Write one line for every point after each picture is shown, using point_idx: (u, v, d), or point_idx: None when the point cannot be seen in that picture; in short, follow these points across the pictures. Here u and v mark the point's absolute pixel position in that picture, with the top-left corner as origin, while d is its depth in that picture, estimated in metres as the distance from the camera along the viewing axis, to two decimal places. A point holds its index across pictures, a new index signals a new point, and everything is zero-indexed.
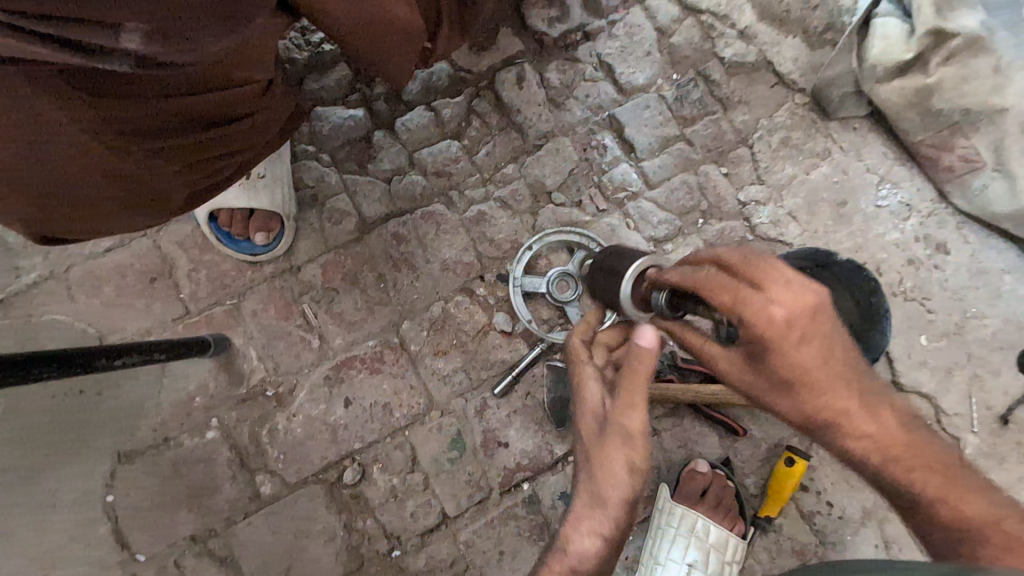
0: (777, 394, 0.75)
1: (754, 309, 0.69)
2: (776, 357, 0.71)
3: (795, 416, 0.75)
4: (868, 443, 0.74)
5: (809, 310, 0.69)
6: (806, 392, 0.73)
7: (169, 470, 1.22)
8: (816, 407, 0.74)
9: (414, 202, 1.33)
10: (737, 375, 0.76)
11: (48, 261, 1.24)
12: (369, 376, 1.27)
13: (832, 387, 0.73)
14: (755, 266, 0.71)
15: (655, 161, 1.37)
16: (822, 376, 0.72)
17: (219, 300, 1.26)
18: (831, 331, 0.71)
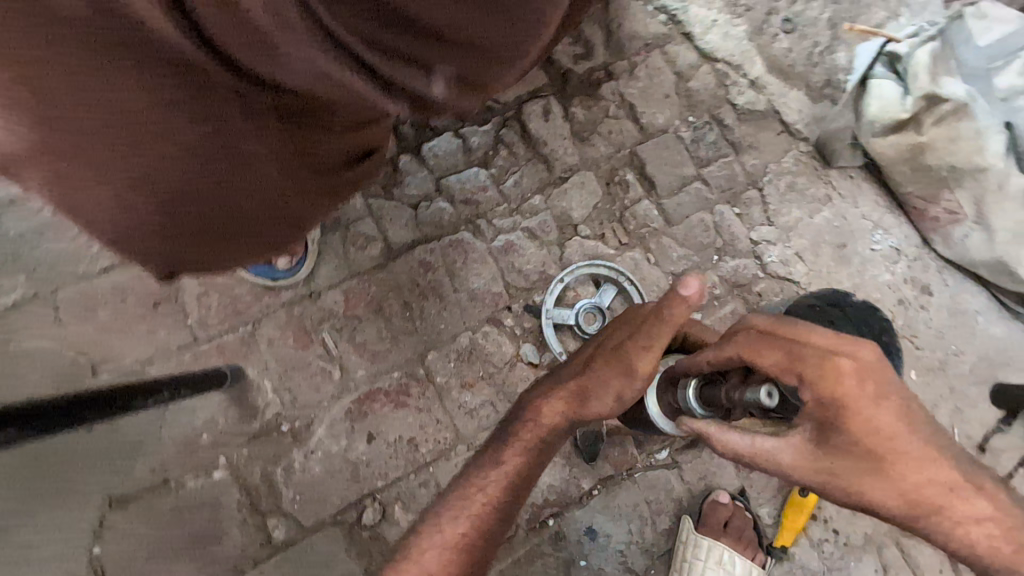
0: (868, 477, 0.70)
1: (820, 361, 0.72)
2: (849, 420, 0.70)
3: (897, 506, 0.69)
4: (993, 528, 0.67)
5: (863, 362, 0.71)
6: (898, 468, 0.69)
7: (168, 516, 1.10)
8: (916, 489, 0.68)
9: (441, 230, 1.30)
10: (819, 454, 0.72)
11: (33, 280, 1.10)
12: (394, 410, 1.21)
13: (921, 463, 0.69)
14: (791, 325, 0.77)
15: (674, 199, 1.42)
16: (910, 448, 0.69)
17: (231, 328, 1.17)
18: (898, 386, 0.71)
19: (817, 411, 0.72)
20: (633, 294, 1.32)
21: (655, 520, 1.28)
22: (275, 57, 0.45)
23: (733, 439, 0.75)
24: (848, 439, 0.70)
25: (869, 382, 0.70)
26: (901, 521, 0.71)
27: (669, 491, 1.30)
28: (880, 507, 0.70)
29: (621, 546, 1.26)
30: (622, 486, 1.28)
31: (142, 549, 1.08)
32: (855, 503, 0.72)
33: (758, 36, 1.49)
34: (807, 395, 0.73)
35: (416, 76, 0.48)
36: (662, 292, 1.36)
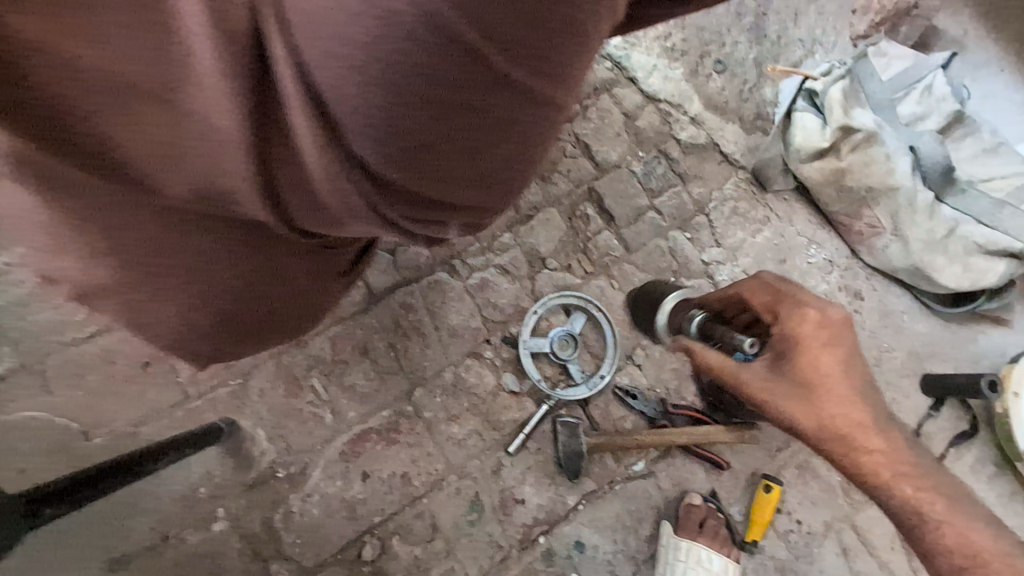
0: (796, 400, 0.89)
1: (793, 302, 0.94)
2: (801, 352, 0.91)
3: (811, 425, 0.89)
4: (880, 457, 0.88)
5: (836, 320, 0.91)
6: (823, 396, 0.88)
7: (170, 572, 1.12)
8: (829, 416, 0.88)
9: (419, 272, 1.38)
10: (764, 379, 0.93)
11: (18, 352, 1.12)
12: (386, 447, 1.27)
13: (845, 400, 0.88)
14: (786, 281, 1.01)
15: (632, 228, 1.55)
16: (841, 386, 0.89)
17: (222, 382, 1.21)
18: (851, 343, 0.91)
19: (778, 347, 0.94)
20: (601, 319, 1.43)
21: (637, 528, 1.38)
22: (338, 227, 0.55)
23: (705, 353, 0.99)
24: (791, 367, 0.91)
25: (825, 330, 0.90)
26: (810, 440, 0.90)
27: (648, 500, 1.40)
28: (797, 429, 0.90)
29: (608, 556, 1.35)
30: (605, 500, 1.37)
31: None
32: (778, 420, 0.91)
33: (693, 77, 1.65)
34: (777, 327, 0.95)
35: (436, 226, 0.58)
36: (627, 315, 1.48)
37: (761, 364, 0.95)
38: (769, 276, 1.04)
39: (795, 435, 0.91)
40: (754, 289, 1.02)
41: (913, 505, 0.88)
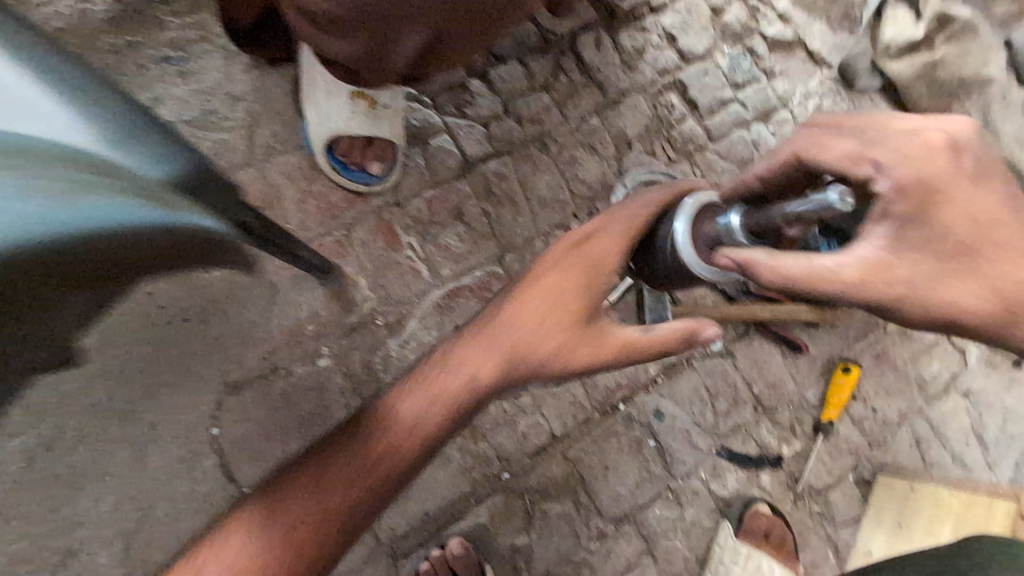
0: (953, 275, 0.81)
1: (896, 142, 0.82)
2: (944, 207, 0.80)
3: (990, 301, 0.83)
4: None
5: (959, 141, 0.82)
6: (990, 258, 0.82)
7: (280, 400, 1.20)
8: (1008, 282, 0.83)
9: (511, 145, 1.42)
10: (899, 254, 0.80)
11: None
12: (478, 304, 1.32)
13: (1011, 258, 0.82)
14: (867, 118, 0.86)
15: (716, 119, 1.56)
16: (1002, 243, 0.82)
17: (329, 231, 1.27)
18: (984, 172, 0.83)
19: (912, 211, 0.80)
20: None
21: (713, 403, 1.41)
22: None
23: (788, 263, 0.78)
24: (922, 235, 0.80)
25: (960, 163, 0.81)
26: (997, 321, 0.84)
27: (725, 377, 1.43)
28: (980, 306, 0.83)
29: (685, 427, 1.38)
30: (683, 373, 1.41)
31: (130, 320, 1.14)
32: (949, 308, 0.82)
33: None
34: (887, 178, 0.80)
35: None
36: None
37: (886, 242, 0.80)
38: (823, 120, 0.89)
39: (977, 319, 0.84)
40: (814, 138, 0.85)
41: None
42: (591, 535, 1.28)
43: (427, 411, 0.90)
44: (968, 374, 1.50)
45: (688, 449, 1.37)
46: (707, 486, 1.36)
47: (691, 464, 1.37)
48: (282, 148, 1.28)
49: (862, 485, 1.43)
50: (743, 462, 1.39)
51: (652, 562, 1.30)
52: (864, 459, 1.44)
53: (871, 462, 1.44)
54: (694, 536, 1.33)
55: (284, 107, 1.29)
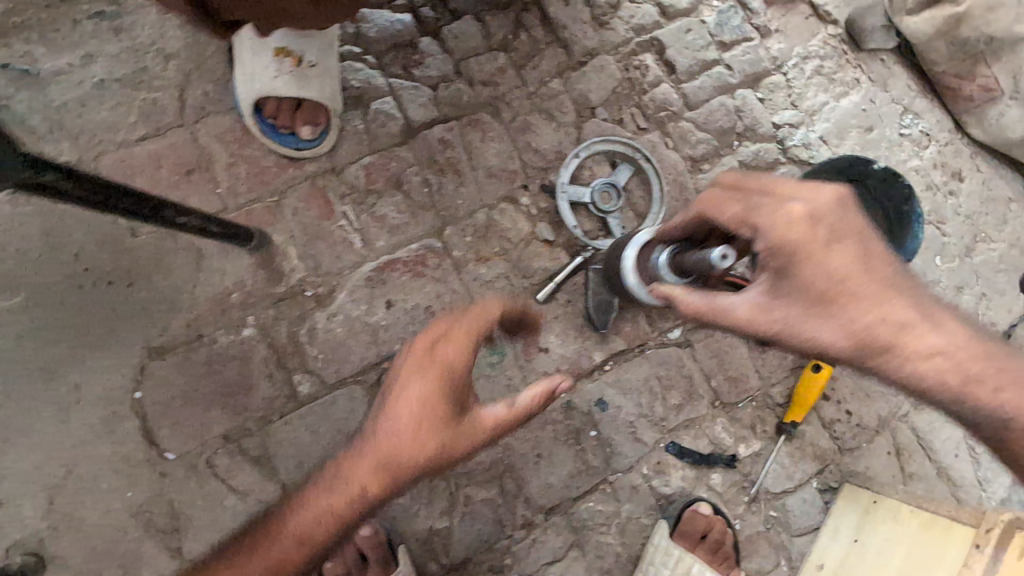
0: (818, 323, 0.71)
1: (771, 208, 0.73)
2: (806, 263, 0.71)
3: (848, 346, 0.71)
4: (943, 362, 0.70)
5: (831, 204, 0.72)
6: (855, 307, 0.70)
7: (202, 367, 1.19)
8: (870, 328, 0.70)
9: (459, 109, 1.32)
10: (769, 303, 0.72)
11: (78, 146, 1.18)
12: (412, 279, 1.26)
13: (873, 305, 0.70)
14: (757, 180, 0.77)
15: (695, 83, 1.40)
16: (861, 288, 0.71)
17: (259, 197, 1.23)
18: (856, 226, 0.72)
19: (777, 265, 0.73)
20: (649, 173, 1.32)
21: (665, 395, 1.31)
22: None
23: (691, 299, 0.76)
24: (785, 285, 0.72)
25: (821, 222, 0.71)
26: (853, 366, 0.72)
27: (681, 369, 1.32)
28: (832, 351, 0.71)
29: (630, 419, 1.30)
30: (634, 362, 1.31)
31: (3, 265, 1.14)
32: (803, 351, 0.72)
33: None
34: (761, 241, 0.73)
35: None
36: (679, 175, 1.36)
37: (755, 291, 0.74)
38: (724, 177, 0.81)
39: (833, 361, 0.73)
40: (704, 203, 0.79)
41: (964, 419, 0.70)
42: (516, 523, 1.23)
43: (409, 450, 0.93)
44: None
45: (631, 442, 1.29)
46: (648, 482, 1.28)
47: (633, 458, 1.29)
48: (214, 109, 1.23)
49: (824, 492, 1.31)
50: (692, 459, 1.30)
51: (581, 556, 1.24)
52: (831, 466, 1.32)
53: (837, 469, 1.32)
54: (629, 534, 1.26)
55: (218, 65, 1.24)
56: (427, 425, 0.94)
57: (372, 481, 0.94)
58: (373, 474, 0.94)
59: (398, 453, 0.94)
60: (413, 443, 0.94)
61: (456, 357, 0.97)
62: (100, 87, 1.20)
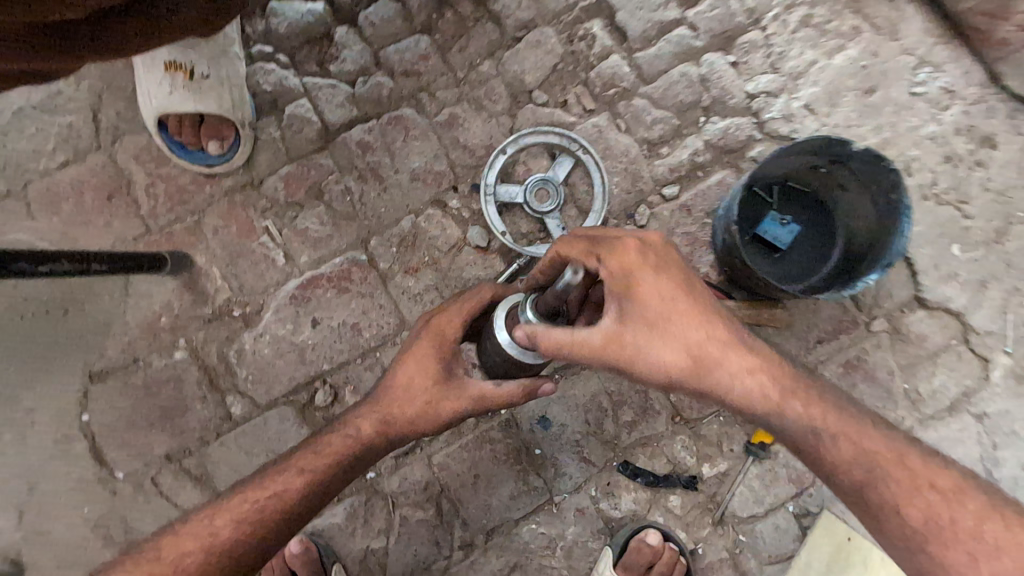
0: (659, 345, 0.77)
1: (611, 244, 0.80)
2: (642, 290, 0.78)
3: (687, 367, 0.77)
4: (762, 382, 0.77)
5: (659, 241, 0.81)
6: (685, 328, 0.77)
7: (140, 390, 1.21)
8: (700, 350, 0.77)
9: (380, 106, 1.21)
10: (619, 327, 0.78)
11: (6, 177, 1.19)
12: (337, 295, 1.20)
13: (702, 329, 0.78)
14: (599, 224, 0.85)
15: (651, 51, 1.19)
16: (691, 315, 0.78)
17: (180, 217, 1.20)
18: (681, 260, 0.81)
19: (617, 291, 0.79)
20: (591, 164, 1.16)
21: (616, 411, 1.19)
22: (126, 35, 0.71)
23: (556, 333, 0.78)
24: (627, 312, 0.78)
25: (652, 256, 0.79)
26: (693, 388, 0.78)
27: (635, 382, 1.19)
28: (674, 374, 0.78)
29: (577, 438, 1.19)
30: (582, 376, 1.20)
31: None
32: (650, 374, 0.78)
33: None
34: (604, 272, 0.80)
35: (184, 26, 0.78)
36: (631, 163, 1.18)
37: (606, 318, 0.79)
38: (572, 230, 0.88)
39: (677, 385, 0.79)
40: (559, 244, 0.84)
41: (802, 437, 0.75)
42: (454, 545, 1.18)
43: (401, 404, 0.87)
44: (984, 393, 1.12)
45: (578, 462, 1.19)
46: (597, 505, 1.19)
47: (580, 479, 1.19)
48: (129, 128, 1.20)
49: (800, 516, 1.18)
50: (648, 480, 1.18)
51: None
52: (809, 489, 1.18)
53: (815, 491, 1.18)
54: (576, 558, 1.18)
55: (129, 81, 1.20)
56: (418, 380, 0.88)
57: (368, 429, 0.87)
58: (364, 419, 0.88)
59: (391, 405, 0.88)
60: (406, 393, 0.88)
61: (450, 322, 0.90)
62: (21, 115, 1.20)
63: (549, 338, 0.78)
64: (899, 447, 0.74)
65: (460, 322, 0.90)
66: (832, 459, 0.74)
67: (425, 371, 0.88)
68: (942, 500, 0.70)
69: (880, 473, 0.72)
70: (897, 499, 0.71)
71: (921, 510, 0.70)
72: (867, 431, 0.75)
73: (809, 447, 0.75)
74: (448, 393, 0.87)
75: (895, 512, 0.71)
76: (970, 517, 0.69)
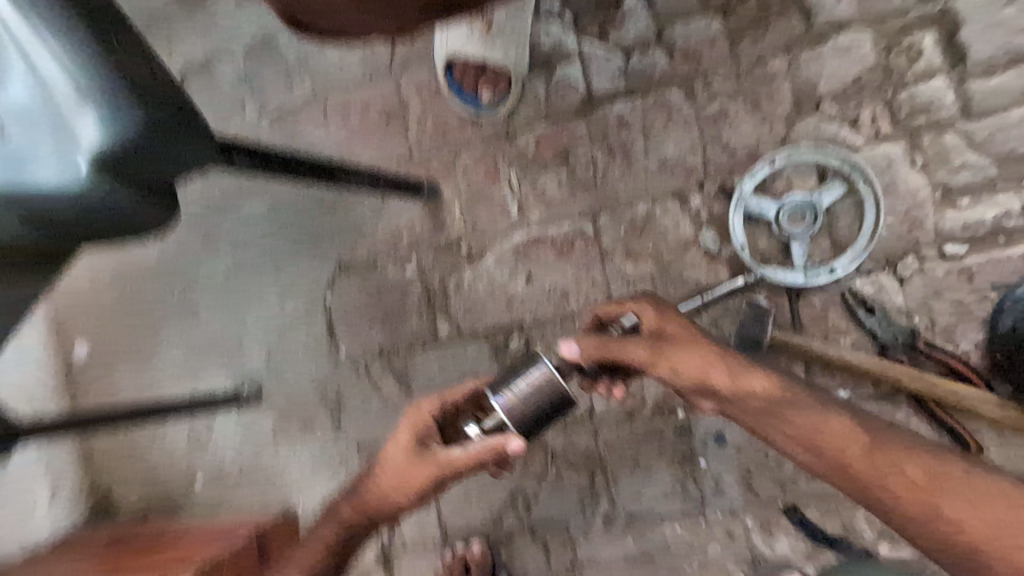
0: (689, 358, 0.87)
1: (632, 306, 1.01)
2: (670, 320, 0.92)
3: (709, 369, 0.87)
4: (766, 383, 0.86)
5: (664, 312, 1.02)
6: (704, 346, 0.89)
7: (373, 289, 1.41)
8: (716, 363, 0.87)
9: (649, 84, 1.18)
10: (656, 337, 0.89)
11: (314, 84, 1.40)
12: (556, 258, 1.26)
13: (714, 350, 0.88)
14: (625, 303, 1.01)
15: (992, 82, 1.01)
16: (702, 339, 0.89)
17: (440, 150, 1.32)
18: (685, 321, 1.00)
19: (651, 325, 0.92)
20: (869, 199, 1.04)
21: None
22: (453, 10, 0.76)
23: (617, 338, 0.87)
24: (661, 332, 0.90)
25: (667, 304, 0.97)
26: (725, 396, 0.87)
27: None
28: (704, 377, 0.87)
29: (750, 465, 1.17)
30: None
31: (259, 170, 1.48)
32: (682, 374, 0.87)
33: None
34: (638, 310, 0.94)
35: None
36: (915, 207, 1.04)
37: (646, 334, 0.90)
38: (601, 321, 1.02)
39: (708, 393, 0.88)
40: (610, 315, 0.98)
41: (801, 428, 0.82)
42: (598, 514, 1.25)
43: (372, 487, 0.92)
44: None
45: (742, 488, 1.18)
46: (750, 535, 1.17)
47: (741, 504, 1.18)
48: (418, 61, 1.33)
49: None
50: (814, 534, 1.13)
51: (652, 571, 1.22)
52: None
53: None
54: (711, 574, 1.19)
55: None
56: (391, 456, 0.89)
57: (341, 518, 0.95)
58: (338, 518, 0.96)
59: (367, 491, 0.92)
60: (379, 475, 0.91)
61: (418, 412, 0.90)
62: None
63: (588, 350, 0.86)
64: (887, 429, 0.80)
65: (431, 400, 0.90)
66: (842, 448, 0.79)
67: (397, 447, 0.89)
68: (945, 478, 0.74)
69: (872, 442, 0.79)
70: (902, 466, 0.76)
71: (915, 475, 0.75)
72: (857, 416, 0.82)
73: (828, 444, 0.80)
74: (414, 474, 0.86)
75: (911, 486, 0.74)
76: (961, 470, 0.74)
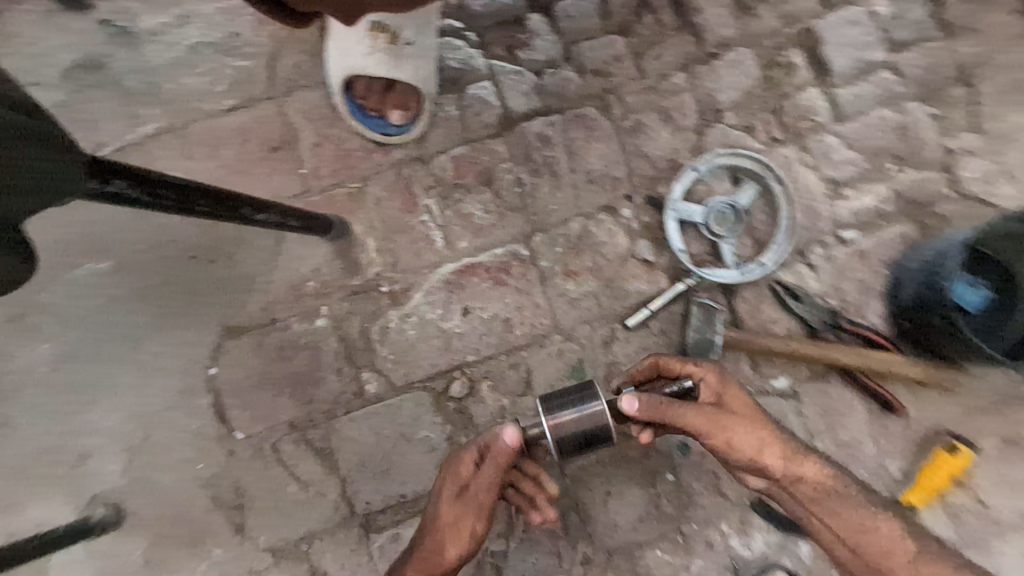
0: (746, 436, 0.89)
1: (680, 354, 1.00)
2: (732, 395, 0.92)
3: (763, 454, 0.90)
4: (819, 474, 0.91)
5: None
6: (763, 428, 0.90)
7: (273, 352, 1.16)
8: (770, 446, 0.90)
9: (565, 102, 1.17)
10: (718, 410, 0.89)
11: (168, 113, 1.14)
12: (493, 287, 1.16)
13: (772, 433, 0.90)
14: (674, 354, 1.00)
15: (852, 90, 1.17)
16: (760, 418, 0.91)
17: (343, 181, 1.16)
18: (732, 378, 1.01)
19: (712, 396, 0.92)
20: (779, 196, 1.13)
21: None
22: None
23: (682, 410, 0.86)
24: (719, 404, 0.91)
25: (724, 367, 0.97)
26: (774, 476, 0.91)
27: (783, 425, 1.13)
28: (756, 460, 0.90)
29: (716, 468, 1.16)
30: None
31: (96, 223, 1.15)
32: (737, 454, 0.89)
33: None
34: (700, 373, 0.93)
35: None
36: (813, 201, 1.16)
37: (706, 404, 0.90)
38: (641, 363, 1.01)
39: (756, 468, 0.92)
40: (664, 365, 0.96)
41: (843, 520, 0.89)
42: (576, 559, 1.14)
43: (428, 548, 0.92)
44: None
45: (712, 494, 1.16)
46: (727, 541, 1.16)
47: (713, 510, 1.16)
48: (304, 83, 1.16)
49: None
50: (784, 524, 1.15)
51: None
52: None
53: None
54: None
55: (312, 37, 1.16)
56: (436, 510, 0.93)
57: None
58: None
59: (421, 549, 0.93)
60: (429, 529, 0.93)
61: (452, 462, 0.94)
62: (195, 51, 1.15)
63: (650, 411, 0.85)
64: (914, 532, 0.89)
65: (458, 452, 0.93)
66: (878, 545, 0.87)
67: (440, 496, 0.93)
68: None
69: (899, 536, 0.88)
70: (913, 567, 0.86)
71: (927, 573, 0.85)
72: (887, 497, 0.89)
73: (865, 542, 0.88)
74: (455, 513, 0.91)
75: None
76: None
